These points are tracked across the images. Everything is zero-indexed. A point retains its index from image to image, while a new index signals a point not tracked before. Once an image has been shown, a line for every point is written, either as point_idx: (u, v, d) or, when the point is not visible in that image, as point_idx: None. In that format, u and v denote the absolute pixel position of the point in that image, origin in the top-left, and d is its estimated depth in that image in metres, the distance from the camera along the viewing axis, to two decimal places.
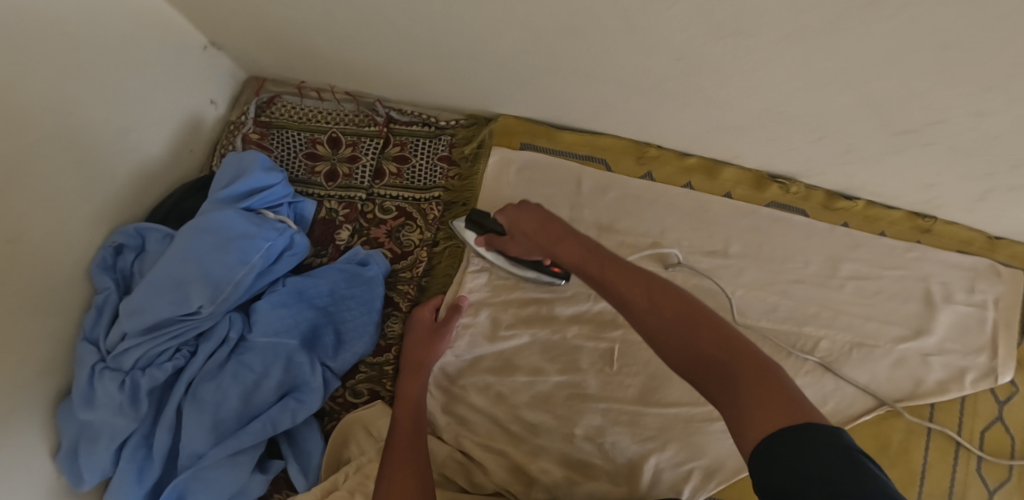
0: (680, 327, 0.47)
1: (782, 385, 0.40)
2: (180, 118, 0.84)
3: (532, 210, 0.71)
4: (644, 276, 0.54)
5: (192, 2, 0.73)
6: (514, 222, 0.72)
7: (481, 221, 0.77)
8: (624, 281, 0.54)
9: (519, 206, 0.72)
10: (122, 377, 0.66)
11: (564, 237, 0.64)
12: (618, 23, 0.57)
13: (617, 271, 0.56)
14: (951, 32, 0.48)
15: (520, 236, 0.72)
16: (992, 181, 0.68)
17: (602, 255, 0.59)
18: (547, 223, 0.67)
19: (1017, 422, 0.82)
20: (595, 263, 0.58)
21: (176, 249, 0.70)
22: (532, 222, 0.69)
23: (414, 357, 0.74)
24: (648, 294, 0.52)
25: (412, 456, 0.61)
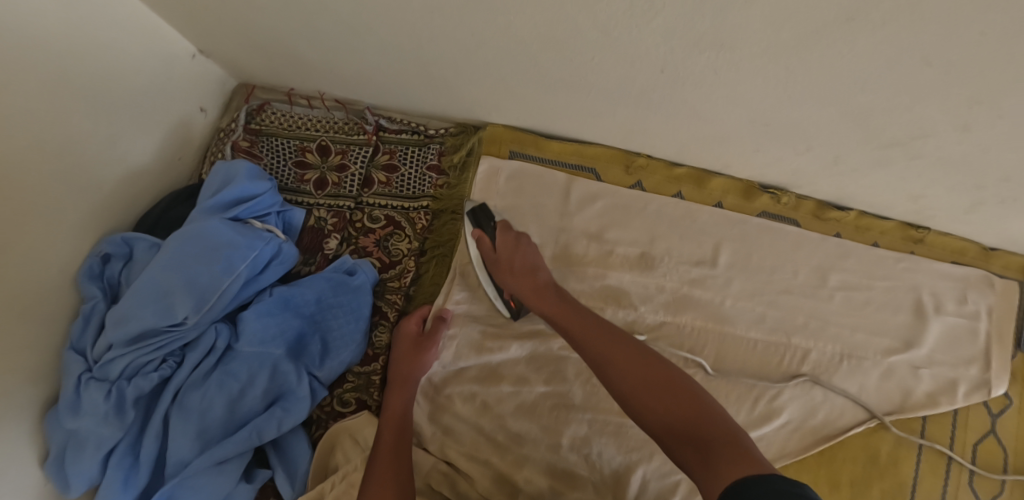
0: (655, 390, 0.55)
1: (745, 444, 0.49)
2: (169, 126, 0.84)
3: (528, 248, 0.76)
4: (618, 339, 0.62)
5: (179, 11, 0.74)
6: (507, 247, 0.77)
7: (485, 219, 0.80)
8: (601, 342, 0.61)
9: (517, 238, 0.77)
10: (108, 386, 0.67)
11: (542, 289, 0.70)
12: (599, 36, 0.56)
13: (593, 333, 0.63)
14: (933, 47, 0.47)
15: (506, 264, 0.75)
16: (982, 193, 0.68)
17: (579, 315, 0.66)
18: (535, 268, 0.74)
19: (1009, 435, 0.81)
20: (572, 323, 0.65)
21: (162, 259, 0.70)
22: (517, 262, 0.74)
23: (400, 370, 0.74)
24: (623, 357, 0.59)
25: (394, 472, 0.62)
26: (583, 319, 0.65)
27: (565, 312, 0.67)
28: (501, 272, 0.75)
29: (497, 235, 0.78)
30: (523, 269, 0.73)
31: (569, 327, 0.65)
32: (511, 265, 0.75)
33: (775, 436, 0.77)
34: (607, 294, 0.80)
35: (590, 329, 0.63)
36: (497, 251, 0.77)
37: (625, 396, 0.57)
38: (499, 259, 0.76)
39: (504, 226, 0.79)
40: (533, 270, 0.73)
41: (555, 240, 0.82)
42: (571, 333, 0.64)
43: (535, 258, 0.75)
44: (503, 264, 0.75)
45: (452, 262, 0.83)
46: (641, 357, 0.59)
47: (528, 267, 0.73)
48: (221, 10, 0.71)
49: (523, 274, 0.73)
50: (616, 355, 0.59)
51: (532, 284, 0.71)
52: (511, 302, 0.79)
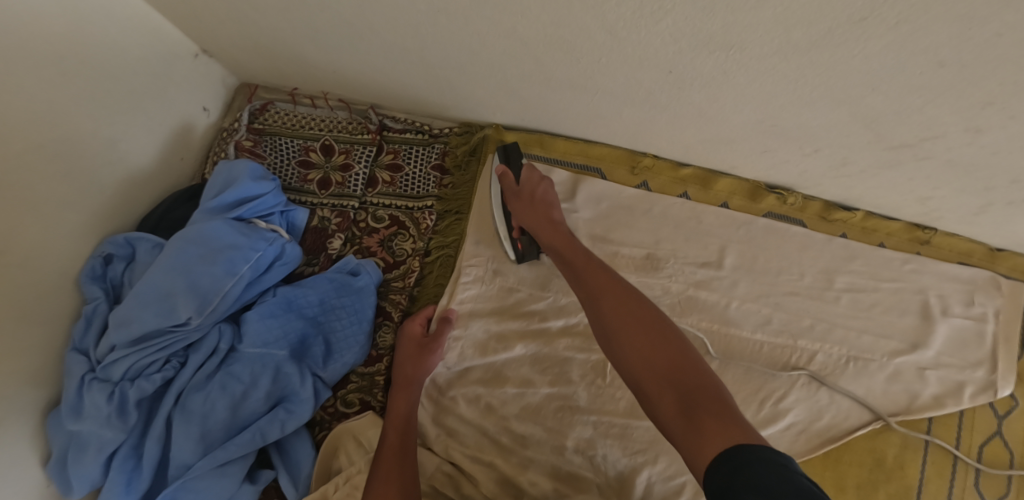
0: (640, 336, 0.54)
1: (725, 399, 0.47)
2: (171, 126, 0.83)
3: (550, 189, 0.78)
4: (616, 280, 0.62)
5: (181, 10, 0.73)
6: (531, 181, 0.78)
7: (513, 158, 0.80)
8: (598, 283, 0.62)
9: (542, 178, 0.79)
10: (110, 388, 0.66)
11: (553, 224, 0.73)
12: (606, 37, 0.56)
13: (594, 272, 0.64)
14: (947, 48, 0.46)
15: (526, 197, 0.77)
16: (991, 195, 0.67)
17: (583, 254, 0.67)
18: (551, 206, 0.76)
19: (1016, 437, 0.81)
20: (575, 261, 0.66)
21: (164, 260, 0.70)
22: (532, 200, 0.76)
23: (404, 372, 0.73)
24: (616, 298, 0.59)
25: (398, 476, 0.61)
26: (586, 259, 0.66)
27: (570, 251, 0.68)
28: (519, 203, 0.77)
29: (522, 171, 0.79)
30: (541, 203, 0.76)
31: (573, 265, 0.66)
32: (531, 199, 0.76)
33: (780, 438, 0.77)
34: None
35: (591, 268, 0.64)
36: (520, 185, 0.78)
37: (610, 339, 0.57)
38: (520, 191, 0.78)
39: (532, 166, 0.80)
40: (547, 209, 0.75)
41: None
42: (574, 270, 0.66)
43: (553, 199, 0.77)
44: (523, 196, 0.77)
45: (456, 261, 0.82)
46: (632, 303, 0.58)
47: (541, 207, 0.75)
48: (222, 9, 0.70)
49: (537, 209, 0.75)
50: (610, 295, 0.60)
51: (545, 219, 0.74)
52: (517, 242, 0.79)
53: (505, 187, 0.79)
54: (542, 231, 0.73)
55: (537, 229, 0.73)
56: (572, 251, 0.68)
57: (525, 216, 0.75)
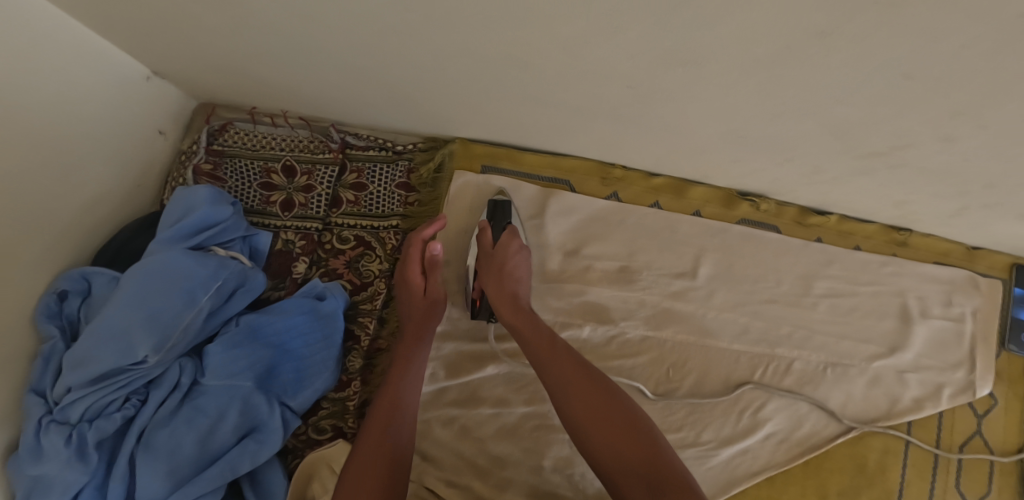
0: (611, 427, 0.54)
1: (689, 486, 0.51)
2: (126, 153, 0.80)
3: (524, 261, 0.71)
4: (580, 363, 0.60)
5: (128, 33, 0.69)
6: (506, 248, 0.71)
7: (499, 216, 0.76)
8: (564, 366, 0.59)
9: (519, 246, 0.72)
10: (69, 430, 0.64)
11: (516, 302, 0.67)
12: (561, 54, 0.53)
13: (556, 352, 0.60)
14: (912, 60, 0.44)
15: (496, 264, 0.69)
16: (966, 199, 0.66)
17: (543, 331, 0.63)
18: (519, 281, 0.69)
19: (996, 435, 0.81)
20: (534, 338, 0.62)
21: (119, 295, 0.67)
22: (495, 267, 0.69)
23: (414, 330, 0.71)
24: (583, 383, 0.57)
25: (385, 450, 0.59)
26: (546, 339, 0.62)
27: (530, 330, 0.63)
28: (485, 266, 0.70)
29: (502, 235, 0.73)
30: (509, 277, 0.68)
31: (533, 347, 0.62)
32: (500, 268, 0.69)
33: (760, 448, 0.76)
34: (587, 310, 0.78)
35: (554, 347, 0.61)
36: (494, 249, 0.71)
37: (585, 432, 0.55)
38: (491, 254, 0.71)
39: (513, 230, 0.74)
40: (508, 276, 0.68)
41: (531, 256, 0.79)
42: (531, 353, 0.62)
43: (523, 272, 0.71)
44: (493, 262, 0.70)
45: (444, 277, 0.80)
46: (600, 388, 0.57)
47: (501, 271, 0.68)
48: (165, 31, 0.66)
49: (503, 283, 0.68)
50: (578, 384, 0.57)
51: (509, 295, 0.67)
52: (475, 299, 0.76)
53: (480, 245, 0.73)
54: (503, 307, 0.67)
55: (498, 304, 0.67)
56: (533, 328, 0.63)
57: (489, 286, 0.69)
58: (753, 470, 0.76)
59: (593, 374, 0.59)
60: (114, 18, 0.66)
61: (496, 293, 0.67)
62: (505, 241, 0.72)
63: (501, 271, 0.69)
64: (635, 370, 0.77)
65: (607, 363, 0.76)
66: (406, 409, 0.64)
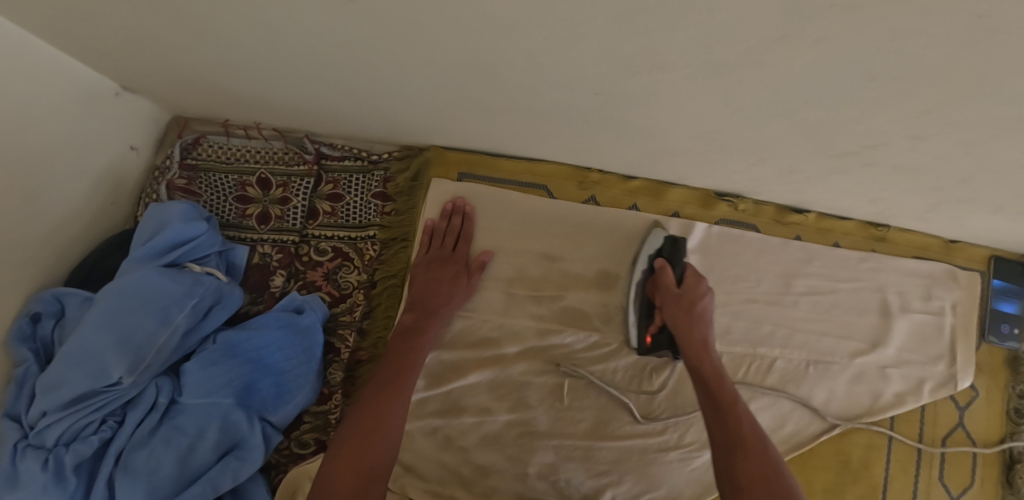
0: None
1: None
2: (97, 171, 0.78)
3: (709, 303, 0.70)
4: (758, 432, 0.58)
5: (94, 50, 0.67)
6: (693, 288, 0.70)
7: (676, 256, 0.73)
8: (741, 427, 0.58)
9: (702, 284, 0.71)
10: (45, 455, 0.63)
11: (706, 347, 0.66)
12: (524, 62, 0.53)
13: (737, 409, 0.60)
14: (876, 63, 0.43)
15: (685, 304, 0.69)
16: (940, 195, 0.66)
17: (730, 387, 0.62)
18: (707, 325, 0.68)
19: (977, 426, 0.82)
20: (721, 389, 0.62)
21: (91, 317, 0.66)
22: (691, 310, 0.68)
23: (433, 303, 0.74)
24: (756, 452, 0.56)
25: (357, 468, 0.60)
26: (731, 395, 0.61)
27: (717, 381, 0.63)
28: (671, 304, 0.69)
29: (686, 274, 0.72)
30: (701, 320, 0.68)
31: (717, 397, 0.61)
32: (691, 309, 0.68)
33: None
34: (568, 315, 0.78)
35: (737, 406, 0.60)
36: (681, 287, 0.71)
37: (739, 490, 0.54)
38: (682, 294, 0.70)
39: (694, 270, 0.72)
40: (702, 325, 0.67)
41: (511, 262, 0.79)
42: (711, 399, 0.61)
43: (710, 315, 0.70)
44: (681, 300, 0.69)
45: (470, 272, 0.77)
46: (772, 467, 0.55)
47: (697, 316, 0.68)
48: (129, 48, 0.65)
49: (693, 324, 0.67)
50: (753, 451, 0.56)
51: (700, 339, 0.66)
52: (647, 337, 0.73)
53: (659, 282, 0.72)
54: (697, 352, 0.65)
55: (693, 348, 0.66)
56: (722, 380, 0.63)
57: (676, 323, 0.68)
58: None
59: (766, 448, 0.57)
60: (73, 37, 0.64)
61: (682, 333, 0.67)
62: (698, 285, 0.71)
63: (687, 312, 0.68)
64: (617, 374, 0.77)
65: (590, 368, 0.77)
66: (388, 429, 0.63)
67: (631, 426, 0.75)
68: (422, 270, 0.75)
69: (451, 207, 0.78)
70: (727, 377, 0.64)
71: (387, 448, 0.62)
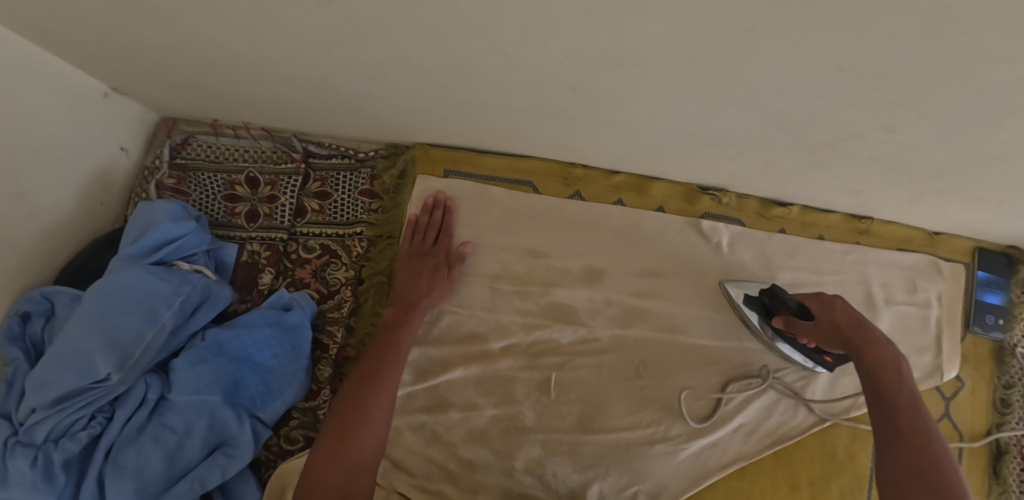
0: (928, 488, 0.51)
1: None
2: (86, 172, 0.79)
3: (852, 310, 0.65)
4: (925, 423, 0.57)
5: (79, 51, 0.68)
6: (831, 307, 0.65)
7: (783, 305, 0.70)
8: (908, 418, 0.57)
9: (834, 303, 0.65)
10: (34, 452, 0.64)
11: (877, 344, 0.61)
12: (500, 59, 0.53)
13: (904, 398, 0.58)
14: (842, 54, 0.44)
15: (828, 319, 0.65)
16: (919, 187, 0.67)
17: (900, 382, 0.59)
18: (869, 327, 0.63)
19: (963, 417, 0.83)
20: (889, 378, 0.60)
21: (79, 316, 0.67)
22: (846, 313, 0.64)
23: (411, 296, 0.75)
24: (918, 441, 0.55)
25: (338, 463, 0.61)
26: (902, 386, 0.59)
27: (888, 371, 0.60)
28: (819, 332, 0.65)
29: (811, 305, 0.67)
30: (861, 323, 0.63)
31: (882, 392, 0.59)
32: (840, 327, 0.64)
33: (730, 440, 0.77)
34: (554, 310, 0.78)
35: (902, 395, 0.58)
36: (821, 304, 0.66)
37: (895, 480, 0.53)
38: (818, 322, 0.66)
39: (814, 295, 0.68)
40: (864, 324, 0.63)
41: (496, 258, 0.79)
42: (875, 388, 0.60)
43: (868, 322, 0.63)
44: (824, 317, 0.65)
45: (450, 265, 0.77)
46: (937, 459, 0.53)
47: (856, 317, 0.64)
48: (113, 50, 0.66)
49: (853, 326, 0.63)
50: (918, 441, 0.55)
51: (869, 337, 0.62)
52: (828, 358, 0.72)
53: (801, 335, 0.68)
54: (860, 346, 0.62)
55: (855, 344, 0.62)
56: (891, 375, 0.60)
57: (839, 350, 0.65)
58: (723, 462, 0.77)
59: (930, 439, 0.55)
60: (58, 39, 0.65)
61: (838, 341, 0.64)
62: (827, 300, 0.66)
63: (834, 327, 0.64)
64: (604, 369, 0.77)
65: (576, 363, 0.77)
66: (369, 423, 0.64)
67: (618, 420, 0.76)
68: (404, 266, 0.77)
69: (432, 203, 0.79)
70: (906, 369, 0.61)
71: (367, 442, 0.63)
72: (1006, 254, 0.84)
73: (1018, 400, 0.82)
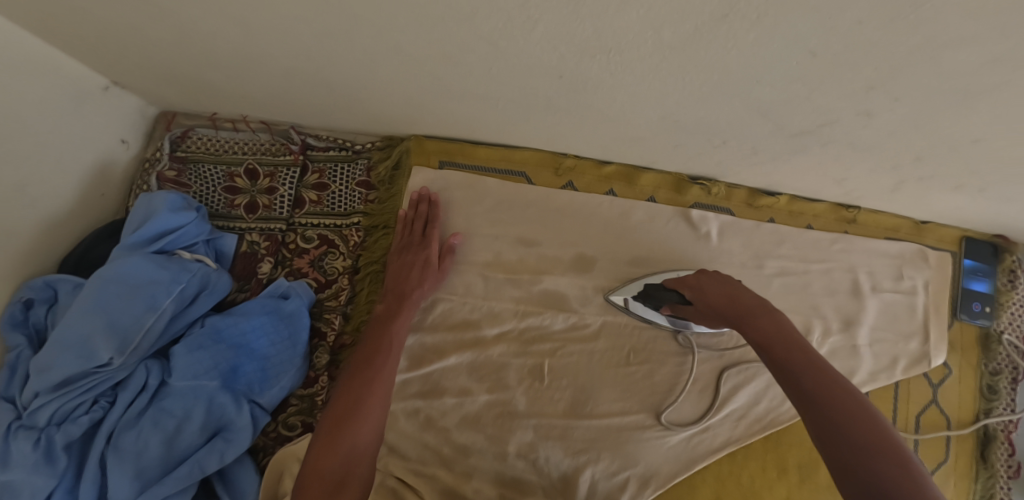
0: (874, 461, 0.43)
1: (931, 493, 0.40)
2: (87, 164, 0.81)
3: (721, 282, 0.66)
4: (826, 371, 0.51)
5: (80, 46, 0.70)
6: (704, 290, 0.67)
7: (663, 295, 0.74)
8: (800, 359, 0.52)
9: (712, 278, 0.67)
10: (37, 434, 0.66)
11: (760, 307, 0.59)
12: (488, 48, 0.55)
13: (804, 355, 0.53)
14: (814, 38, 0.46)
15: (704, 303, 0.66)
16: (901, 173, 0.68)
17: (785, 331, 0.56)
18: (741, 293, 0.63)
19: (951, 403, 0.84)
20: (779, 338, 0.55)
21: (81, 301, 0.68)
22: (717, 292, 0.64)
23: (402, 289, 0.75)
24: (837, 396, 0.48)
25: (337, 450, 0.59)
26: (799, 348, 0.53)
27: (780, 337, 0.55)
28: (701, 315, 0.68)
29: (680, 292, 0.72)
30: (734, 294, 0.63)
31: (770, 345, 0.55)
32: (710, 307, 0.65)
33: (720, 425, 0.78)
34: (546, 298, 0.80)
35: (786, 341, 0.54)
36: (694, 289, 0.68)
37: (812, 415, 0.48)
38: (696, 307, 0.68)
39: (677, 281, 0.73)
40: (738, 300, 0.62)
41: (489, 248, 0.81)
42: (774, 356, 0.54)
43: (741, 288, 0.64)
44: (700, 302, 0.67)
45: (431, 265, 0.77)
46: (831, 381, 0.50)
47: (728, 294, 0.63)
48: (113, 43, 0.68)
49: (732, 296, 0.63)
50: (818, 379, 0.50)
51: (751, 304, 0.60)
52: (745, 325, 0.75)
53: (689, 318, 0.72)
54: (743, 314, 0.60)
55: (742, 316, 0.60)
56: (780, 328, 0.56)
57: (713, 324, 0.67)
58: (713, 448, 0.78)
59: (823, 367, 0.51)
60: (62, 33, 0.67)
61: (722, 320, 0.63)
62: (696, 284, 0.68)
63: (710, 309, 0.65)
64: (595, 355, 0.79)
65: (568, 349, 0.79)
66: (365, 412, 0.63)
67: (609, 406, 0.77)
68: (395, 259, 0.78)
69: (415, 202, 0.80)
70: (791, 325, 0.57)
71: (366, 427, 0.61)
72: (992, 243, 0.85)
73: (1005, 387, 0.84)
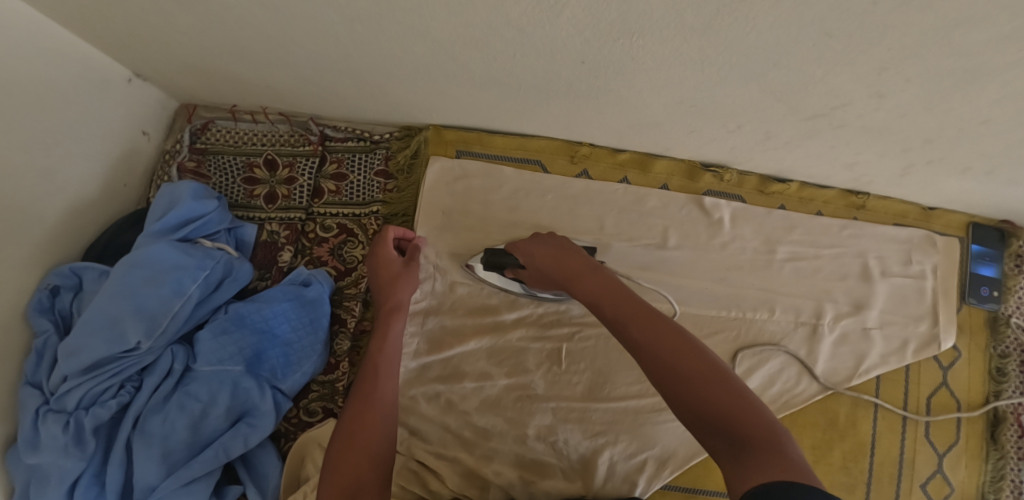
0: (701, 387, 0.46)
1: (751, 408, 0.44)
2: (111, 154, 0.82)
3: (552, 244, 0.69)
4: (648, 314, 0.53)
5: (107, 35, 0.71)
6: (532, 257, 0.69)
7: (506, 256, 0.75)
8: (625, 309, 0.54)
9: (554, 241, 0.70)
10: (65, 418, 0.66)
11: (594, 271, 0.62)
12: (514, 33, 0.56)
13: (628, 303, 0.55)
14: (830, 19, 0.47)
15: (536, 270, 0.69)
16: (910, 157, 0.70)
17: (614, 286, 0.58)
18: (576, 254, 0.65)
19: (961, 386, 0.85)
20: (608, 295, 0.57)
21: (108, 287, 0.70)
22: (546, 256, 0.67)
23: (389, 300, 0.72)
24: (661, 335, 0.51)
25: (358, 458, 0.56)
26: (624, 297, 0.56)
27: (604, 294, 0.58)
28: (535, 279, 0.70)
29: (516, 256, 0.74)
30: (568, 256, 0.65)
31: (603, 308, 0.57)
32: (540, 274, 0.68)
33: None
34: None
35: (614, 297, 0.57)
36: (524, 261, 0.71)
37: (646, 360, 0.50)
38: (530, 273, 0.70)
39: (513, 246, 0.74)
40: (568, 264, 0.64)
41: (505, 234, 0.82)
42: (606, 312, 0.56)
43: (575, 249, 0.67)
44: (534, 272, 0.70)
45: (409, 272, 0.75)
46: (653, 323, 0.52)
47: (557, 257, 0.66)
48: (140, 32, 0.69)
49: (564, 258, 0.65)
50: (643, 323, 0.52)
51: (591, 265, 0.63)
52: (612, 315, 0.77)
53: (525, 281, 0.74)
54: (573, 280, 0.62)
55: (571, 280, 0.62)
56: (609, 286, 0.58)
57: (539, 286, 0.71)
58: None
59: (645, 311, 0.54)
60: (91, 20, 0.67)
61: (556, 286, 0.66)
62: (528, 250, 0.70)
63: (542, 273, 0.68)
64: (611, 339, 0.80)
65: (585, 333, 0.80)
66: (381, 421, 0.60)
67: (625, 388, 0.79)
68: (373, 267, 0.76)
69: (406, 238, 0.80)
70: (616, 278, 0.60)
71: (381, 441, 0.59)
72: (999, 228, 0.87)
73: (1013, 369, 0.85)
